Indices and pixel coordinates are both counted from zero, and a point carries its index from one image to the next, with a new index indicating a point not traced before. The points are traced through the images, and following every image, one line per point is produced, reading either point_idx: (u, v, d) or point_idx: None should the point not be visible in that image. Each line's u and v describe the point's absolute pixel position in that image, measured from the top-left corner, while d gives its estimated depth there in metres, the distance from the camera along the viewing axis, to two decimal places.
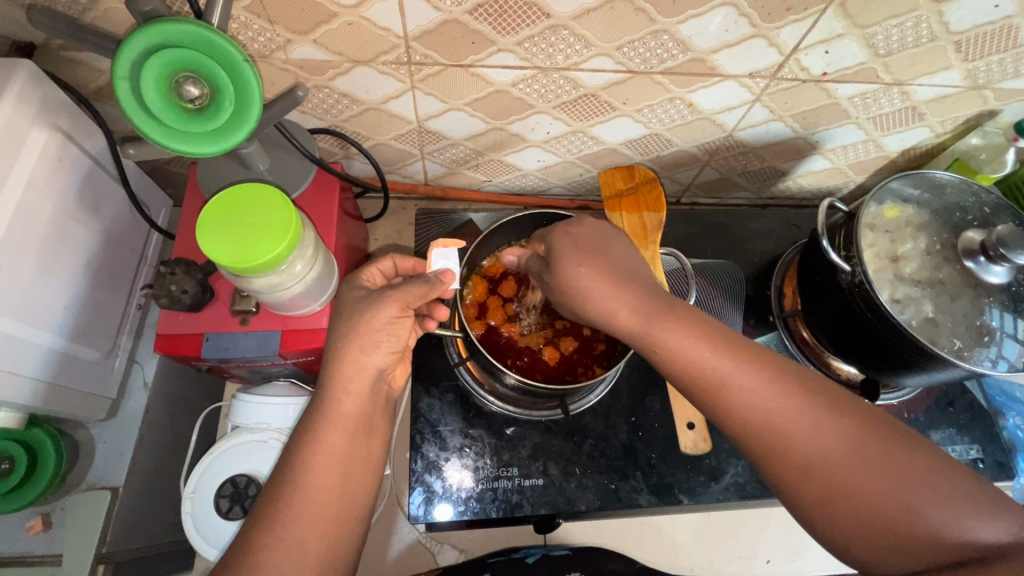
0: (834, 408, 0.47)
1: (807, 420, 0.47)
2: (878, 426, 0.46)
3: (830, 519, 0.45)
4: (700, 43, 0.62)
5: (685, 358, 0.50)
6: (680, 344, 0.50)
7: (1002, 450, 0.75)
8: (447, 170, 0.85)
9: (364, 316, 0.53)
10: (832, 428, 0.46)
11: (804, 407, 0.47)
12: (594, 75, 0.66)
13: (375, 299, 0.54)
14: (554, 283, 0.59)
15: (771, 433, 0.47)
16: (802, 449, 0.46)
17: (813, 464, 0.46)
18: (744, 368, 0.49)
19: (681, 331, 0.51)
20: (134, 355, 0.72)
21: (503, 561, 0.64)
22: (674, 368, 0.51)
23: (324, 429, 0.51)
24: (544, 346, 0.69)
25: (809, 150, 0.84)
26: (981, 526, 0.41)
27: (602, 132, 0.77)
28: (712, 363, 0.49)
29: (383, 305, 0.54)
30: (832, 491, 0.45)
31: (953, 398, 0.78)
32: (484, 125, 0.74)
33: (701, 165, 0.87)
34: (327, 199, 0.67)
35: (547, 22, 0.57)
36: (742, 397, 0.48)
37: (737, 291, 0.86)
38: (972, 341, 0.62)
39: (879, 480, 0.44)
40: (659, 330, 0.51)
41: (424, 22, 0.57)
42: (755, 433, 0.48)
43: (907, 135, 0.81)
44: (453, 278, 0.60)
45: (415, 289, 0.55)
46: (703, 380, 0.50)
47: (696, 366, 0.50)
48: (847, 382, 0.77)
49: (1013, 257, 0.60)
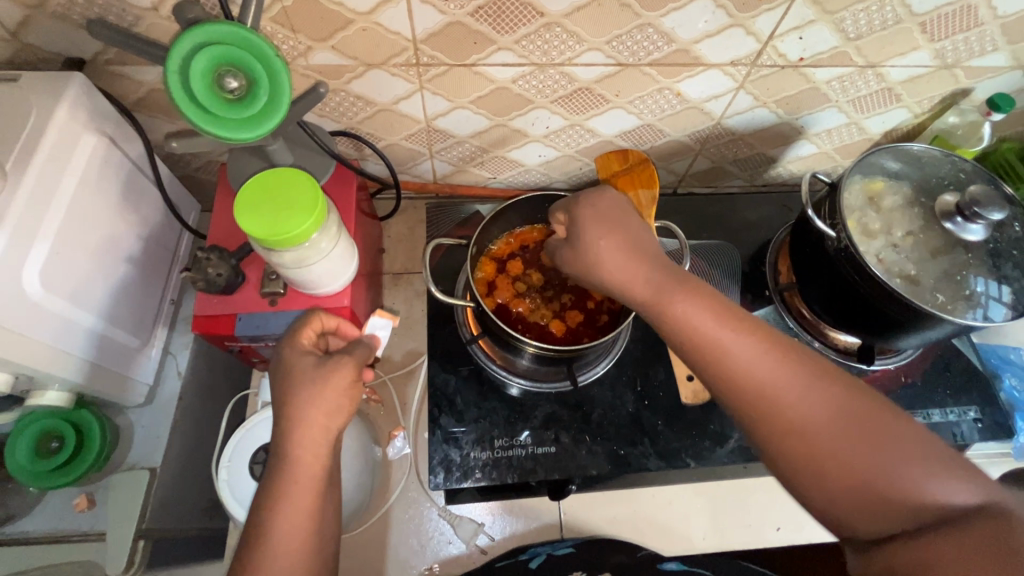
0: (823, 377, 0.50)
1: (800, 389, 0.50)
2: (864, 398, 0.49)
3: (813, 480, 0.48)
4: (683, 35, 0.68)
5: (688, 324, 0.53)
6: (685, 314, 0.53)
7: (1000, 412, 0.77)
8: (455, 168, 0.91)
9: (323, 382, 0.56)
10: (821, 395, 0.49)
11: (812, 382, 0.50)
12: (587, 69, 0.72)
13: (333, 363, 0.57)
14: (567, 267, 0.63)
15: (757, 398, 0.50)
16: (786, 413, 0.49)
17: (797, 428, 0.49)
18: (739, 336, 0.52)
19: (690, 304, 0.53)
20: (168, 347, 0.77)
21: (509, 563, 0.67)
22: (676, 333, 0.54)
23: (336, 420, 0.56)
24: (552, 320, 0.72)
25: (794, 135, 0.89)
26: (954, 490, 0.46)
27: (597, 125, 0.83)
28: (724, 331, 0.52)
29: (343, 369, 0.57)
30: (815, 456, 0.48)
31: (949, 362, 0.80)
32: (487, 122, 0.81)
33: (693, 155, 0.93)
34: (346, 193, 0.73)
35: (541, 20, 0.64)
36: (733, 363, 0.51)
37: (733, 271, 0.88)
38: (958, 303, 0.65)
39: (861, 447, 0.47)
40: (666, 297, 0.54)
41: (430, 25, 0.63)
42: (743, 398, 0.51)
43: (887, 116, 0.86)
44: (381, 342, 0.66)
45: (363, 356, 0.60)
46: (705, 344, 0.52)
47: (701, 335, 0.52)
48: (844, 351, 0.79)
49: (988, 215, 0.64)
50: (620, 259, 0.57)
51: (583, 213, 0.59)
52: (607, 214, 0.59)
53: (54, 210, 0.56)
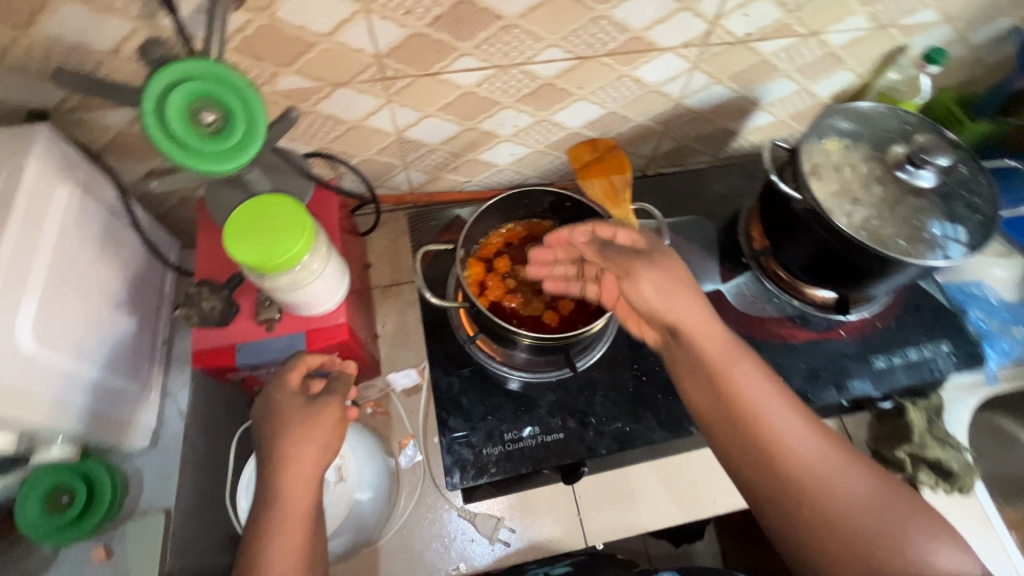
0: (855, 462, 0.57)
1: (836, 468, 0.56)
2: (886, 484, 0.56)
3: (837, 555, 0.52)
4: (636, 23, 0.71)
5: (744, 391, 0.59)
6: (743, 380, 0.59)
7: (970, 343, 0.82)
8: (430, 176, 0.92)
9: (311, 422, 0.60)
10: (852, 476, 0.56)
11: (844, 464, 0.56)
12: (547, 66, 0.75)
13: (319, 407, 0.61)
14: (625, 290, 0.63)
15: (795, 470, 0.56)
16: (821, 489, 0.55)
17: (827, 501, 0.54)
18: (786, 412, 0.58)
19: (747, 377, 0.59)
20: (166, 387, 0.76)
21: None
22: (731, 399, 0.59)
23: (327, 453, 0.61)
24: (545, 311, 0.74)
25: (750, 107, 0.93)
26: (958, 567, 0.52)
27: (564, 118, 0.86)
28: (773, 406, 0.58)
29: (329, 411, 0.62)
30: (842, 530, 0.53)
31: (919, 302, 0.85)
32: (457, 127, 0.82)
33: (658, 136, 0.96)
34: (328, 214, 0.74)
35: (499, 23, 0.66)
36: (780, 441, 0.57)
37: (709, 243, 0.90)
38: (920, 245, 0.69)
39: (885, 529, 0.53)
40: (730, 363, 0.60)
41: (392, 40, 0.65)
42: (782, 470, 0.56)
43: (834, 80, 0.91)
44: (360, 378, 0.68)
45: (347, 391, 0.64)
46: (751, 414, 0.58)
47: (751, 401, 0.58)
48: (822, 306, 0.82)
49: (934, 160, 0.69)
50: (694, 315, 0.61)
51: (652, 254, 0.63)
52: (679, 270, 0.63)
53: (38, 261, 0.56)
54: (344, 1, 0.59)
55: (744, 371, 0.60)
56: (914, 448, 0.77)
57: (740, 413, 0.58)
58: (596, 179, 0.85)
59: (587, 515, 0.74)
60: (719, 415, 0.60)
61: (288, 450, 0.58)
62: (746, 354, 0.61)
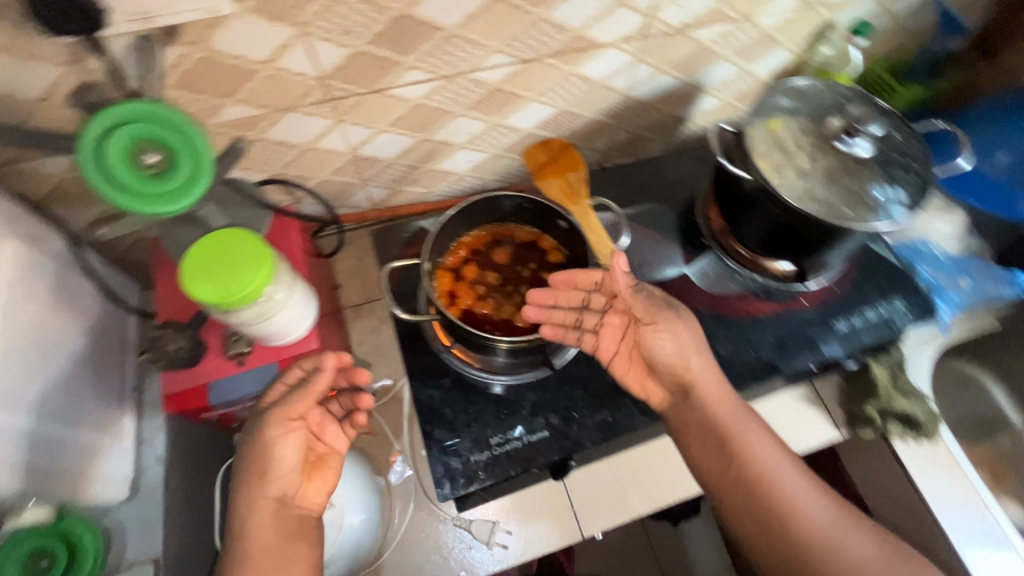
0: (854, 518, 0.66)
1: (841, 529, 0.65)
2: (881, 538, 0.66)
3: None
4: (574, 23, 0.72)
5: (756, 456, 0.67)
6: (751, 446, 0.67)
7: (923, 298, 0.86)
8: (391, 191, 0.92)
9: (261, 431, 0.62)
10: (855, 534, 0.65)
11: (843, 519, 0.65)
12: (494, 72, 0.75)
13: (265, 416, 0.62)
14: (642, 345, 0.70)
15: (805, 529, 0.64)
16: (828, 549, 0.63)
17: (833, 556, 0.63)
18: (792, 473, 0.67)
19: (758, 444, 0.68)
20: (140, 435, 0.74)
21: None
22: (745, 462, 0.67)
23: (277, 457, 0.62)
24: (517, 313, 0.73)
25: (696, 93, 0.96)
26: None
27: (516, 121, 0.87)
28: (780, 468, 0.67)
29: (275, 420, 0.61)
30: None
31: (872, 264, 0.89)
32: (411, 140, 0.83)
33: (611, 129, 0.98)
34: (288, 241, 0.73)
35: (439, 35, 0.67)
36: (791, 503, 0.65)
37: (669, 229, 0.92)
38: (868, 209, 0.72)
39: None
40: (742, 430, 0.68)
41: (334, 60, 0.65)
42: (794, 530, 0.64)
43: (772, 59, 0.94)
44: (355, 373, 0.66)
45: (295, 402, 0.61)
46: (761, 478, 0.66)
47: (763, 465, 0.66)
48: (784, 279, 0.85)
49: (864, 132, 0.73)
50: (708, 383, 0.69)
51: (664, 314, 0.70)
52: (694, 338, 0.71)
53: None
54: (281, 26, 0.59)
55: (753, 435, 0.68)
56: (880, 403, 0.82)
57: (752, 479, 0.66)
58: (552, 179, 0.90)
59: (581, 509, 0.76)
60: (729, 482, 0.67)
61: (253, 456, 0.62)
62: (752, 418, 0.70)
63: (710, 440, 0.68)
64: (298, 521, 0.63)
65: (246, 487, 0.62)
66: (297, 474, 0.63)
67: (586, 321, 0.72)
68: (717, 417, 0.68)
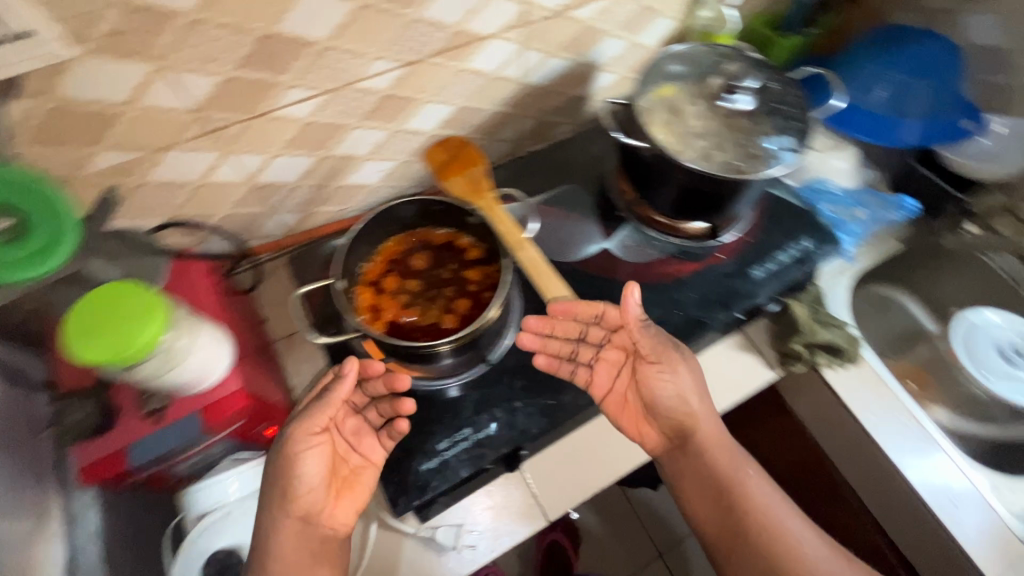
0: (843, 559, 0.71)
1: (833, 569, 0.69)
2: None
3: None
4: (450, 19, 0.72)
5: (751, 499, 0.73)
6: (749, 495, 0.73)
7: (827, 233, 0.91)
8: (303, 214, 0.90)
9: (288, 445, 0.64)
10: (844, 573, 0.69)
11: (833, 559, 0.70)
12: (380, 78, 0.74)
13: (288, 434, 0.65)
14: (640, 394, 0.76)
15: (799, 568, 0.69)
16: None
17: None
18: (788, 518, 0.72)
19: (754, 490, 0.73)
20: (68, 513, 0.58)
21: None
22: (742, 507, 0.72)
23: (303, 470, 0.64)
24: (443, 316, 0.72)
25: (591, 71, 0.98)
26: None
27: (417, 124, 0.86)
28: (775, 515, 0.72)
29: (298, 435, 0.65)
30: None
31: (778, 209, 0.93)
32: (311, 159, 0.81)
33: (516, 118, 0.98)
34: (191, 284, 0.70)
35: (312, 49, 0.66)
36: (787, 543, 0.70)
37: (584, 205, 0.93)
38: (763, 158, 0.76)
39: None
40: (739, 476, 0.74)
41: (205, 89, 0.63)
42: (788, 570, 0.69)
43: (656, 28, 0.97)
44: (399, 381, 0.69)
45: (316, 415, 0.64)
46: (758, 523, 0.71)
47: (756, 508, 0.72)
48: (696, 238, 0.88)
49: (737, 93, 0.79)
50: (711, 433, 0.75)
51: (672, 360, 0.74)
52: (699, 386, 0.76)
53: None
54: (135, 63, 0.56)
55: (751, 482, 0.74)
56: (805, 337, 0.87)
57: (749, 527, 0.71)
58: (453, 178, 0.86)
59: (541, 494, 0.77)
60: (728, 528, 0.73)
61: (280, 467, 0.65)
62: (750, 466, 0.76)
63: (706, 489, 0.74)
64: (324, 538, 0.66)
65: (273, 505, 0.65)
66: (323, 490, 0.66)
67: (581, 355, 0.78)
68: (714, 464, 0.74)
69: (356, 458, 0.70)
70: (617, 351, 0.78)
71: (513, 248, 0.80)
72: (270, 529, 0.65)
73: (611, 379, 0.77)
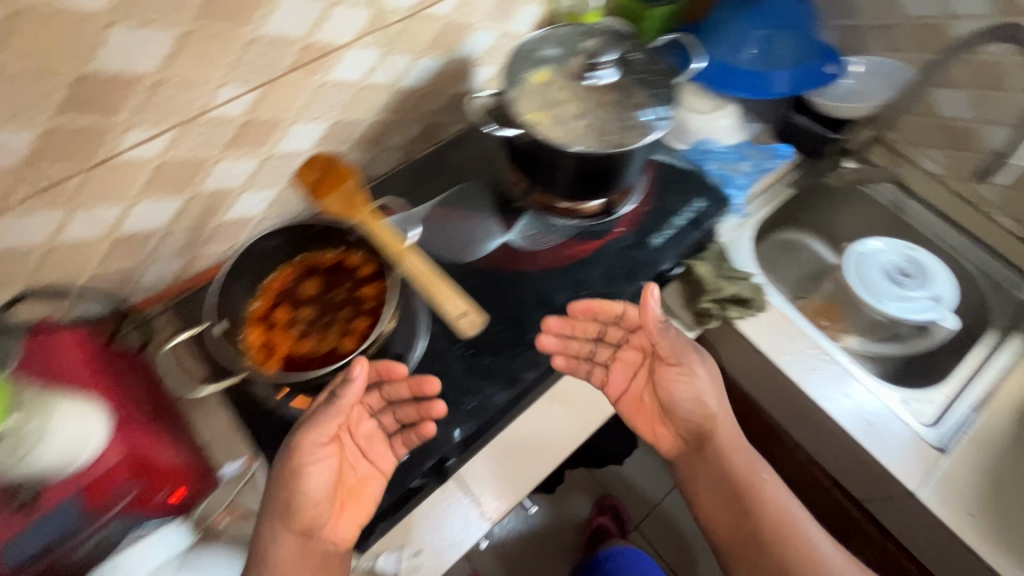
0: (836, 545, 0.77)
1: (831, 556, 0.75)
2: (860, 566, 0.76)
3: None
4: (295, 33, 0.69)
5: (763, 497, 0.77)
6: (765, 495, 0.77)
7: (716, 190, 0.94)
8: (187, 259, 0.84)
9: (297, 455, 0.63)
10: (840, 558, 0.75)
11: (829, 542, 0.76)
12: (233, 105, 0.71)
13: (295, 440, 0.63)
14: (660, 392, 0.79)
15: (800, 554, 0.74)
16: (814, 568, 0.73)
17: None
18: (795, 511, 0.77)
19: (767, 488, 0.78)
20: None
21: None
22: (754, 503, 0.77)
23: (309, 479, 0.63)
24: (341, 340, 0.69)
25: (467, 66, 0.97)
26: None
27: (291, 146, 0.82)
28: (786, 510, 0.77)
29: (307, 445, 0.63)
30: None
31: (669, 174, 0.95)
32: (179, 200, 0.76)
33: (401, 124, 0.96)
34: (57, 358, 0.63)
35: (143, 83, 0.61)
36: (791, 531, 0.75)
37: (481, 200, 0.91)
38: (634, 129, 0.78)
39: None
40: (752, 478, 0.78)
41: (24, 145, 0.57)
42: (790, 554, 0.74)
43: (523, 15, 0.97)
44: (430, 381, 0.69)
45: (325, 425, 0.62)
46: (769, 518, 0.76)
47: (764, 502, 0.77)
48: (594, 215, 0.89)
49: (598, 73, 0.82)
50: (731, 438, 0.79)
51: (696, 370, 0.77)
52: (719, 396, 0.79)
53: None
54: None
55: (767, 486, 0.78)
56: (712, 294, 0.90)
57: (763, 531, 0.75)
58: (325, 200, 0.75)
59: (480, 498, 0.76)
60: (738, 522, 0.77)
61: (287, 476, 0.63)
62: (764, 470, 0.80)
63: (725, 494, 0.78)
64: (324, 552, 0.65)
65: (274, 515, 0.64)
66: (329, 502, 0.65)
67: (598, 355, 0.81)
68: (731, 468, 0.78)
69: (365, 467, 0.70)
70: (635, 351, 0.82)
71: (396, 258, 0.74)
72: (268, 537, 0.64)
73: (627, 380, 0.81)
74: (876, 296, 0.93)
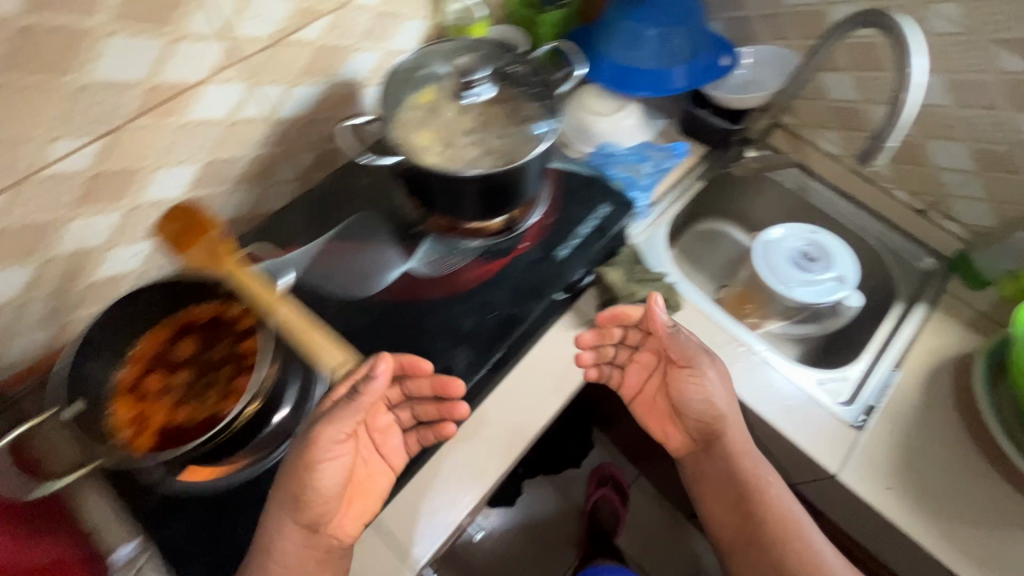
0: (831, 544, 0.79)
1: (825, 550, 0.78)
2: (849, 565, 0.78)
3: None
4: (134, 75, 0.64)
5: (767, 497, 0.80)
6: (770, 496, 0.80)
7: (619, 194, 0.93)
8: (55, 328, 0.77)
9: (314, 445, 0.60)
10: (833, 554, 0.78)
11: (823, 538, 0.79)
12: (75, 158, 0.64)
13: (310, 430, 0.60)
14: (673, 391, 0.83)
15: (794, 548, 0.77)
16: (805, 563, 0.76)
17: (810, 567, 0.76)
18: (795, 509, 0.80)
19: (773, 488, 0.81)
20: None
21: None
22: (755, 502, 0.80)
23: (320, 475, 0.61)
24: (220, 404, 0.63)
25: (354, 90, 0.92)
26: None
27: (159, 194, 0.76)
28: (788, 508, 0.80)
29: (322, 437, 0.60)
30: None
31: (571, 183, 0.94)
32: (29, 268, 0.68)
33: (290, 157, 0.91)
34: None
35: None
36: (789, 529, 0.78)
37: (380, 228, 0.87)
38: (519, 145, 0.76)
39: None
40: (757, 479, 0.81)
41: None
42: (785, 548, 0.78)
43: (406, 32, 0.94)
44: (454, 385, 0.72)
45: (344, 423, 0.60)
46: (769, 516, 0.79)
47: (766, 503, 0.80)
48: (496, 234, 0.87)
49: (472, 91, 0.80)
50: (742, 442, 0.81)
51: (710, 376, 0.80)
52: (732, 402, 0.81)
53: None
54: None
55: (773, 490, 0.81)
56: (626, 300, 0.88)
57: (762, 529, 0.79)
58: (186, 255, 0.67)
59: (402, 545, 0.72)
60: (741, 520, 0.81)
61: (299, 467, 0.61)
62: (772, 475, 0.82)
63: (730, 493, 0.82)
64: (328, 549, 0.65)
65: (283, 508, 0.62)
66: (339, 498, 0.65)
67: (620, 358, 0.89)
68: (739, 469, 0.81)
69: (376, 461, 0.74)
70: (649, 354, 0.88)
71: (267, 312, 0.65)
72: (275, 527, 0.63)
73: (642, 381, 0.89)
74: (784, 282, 0.94)
